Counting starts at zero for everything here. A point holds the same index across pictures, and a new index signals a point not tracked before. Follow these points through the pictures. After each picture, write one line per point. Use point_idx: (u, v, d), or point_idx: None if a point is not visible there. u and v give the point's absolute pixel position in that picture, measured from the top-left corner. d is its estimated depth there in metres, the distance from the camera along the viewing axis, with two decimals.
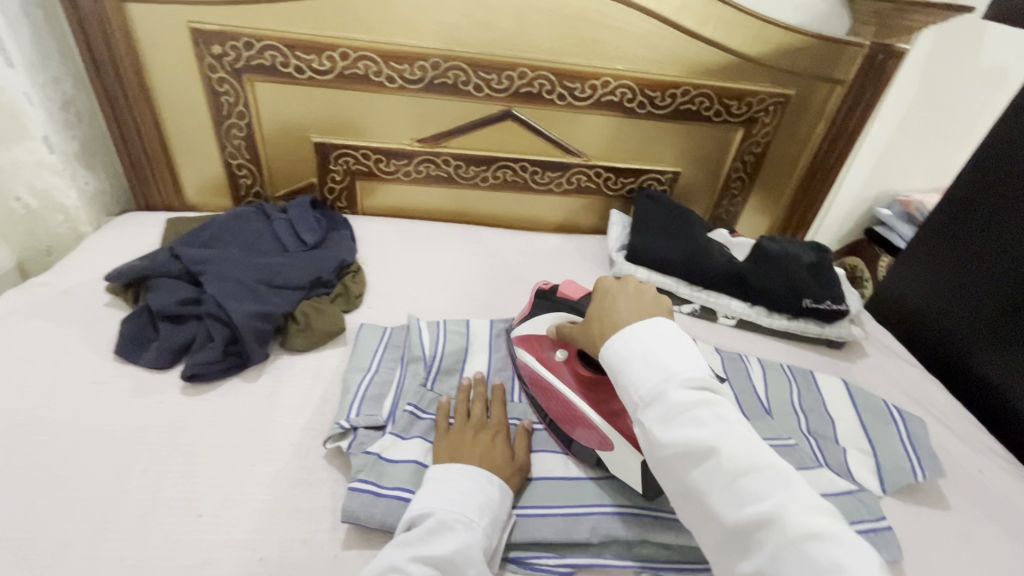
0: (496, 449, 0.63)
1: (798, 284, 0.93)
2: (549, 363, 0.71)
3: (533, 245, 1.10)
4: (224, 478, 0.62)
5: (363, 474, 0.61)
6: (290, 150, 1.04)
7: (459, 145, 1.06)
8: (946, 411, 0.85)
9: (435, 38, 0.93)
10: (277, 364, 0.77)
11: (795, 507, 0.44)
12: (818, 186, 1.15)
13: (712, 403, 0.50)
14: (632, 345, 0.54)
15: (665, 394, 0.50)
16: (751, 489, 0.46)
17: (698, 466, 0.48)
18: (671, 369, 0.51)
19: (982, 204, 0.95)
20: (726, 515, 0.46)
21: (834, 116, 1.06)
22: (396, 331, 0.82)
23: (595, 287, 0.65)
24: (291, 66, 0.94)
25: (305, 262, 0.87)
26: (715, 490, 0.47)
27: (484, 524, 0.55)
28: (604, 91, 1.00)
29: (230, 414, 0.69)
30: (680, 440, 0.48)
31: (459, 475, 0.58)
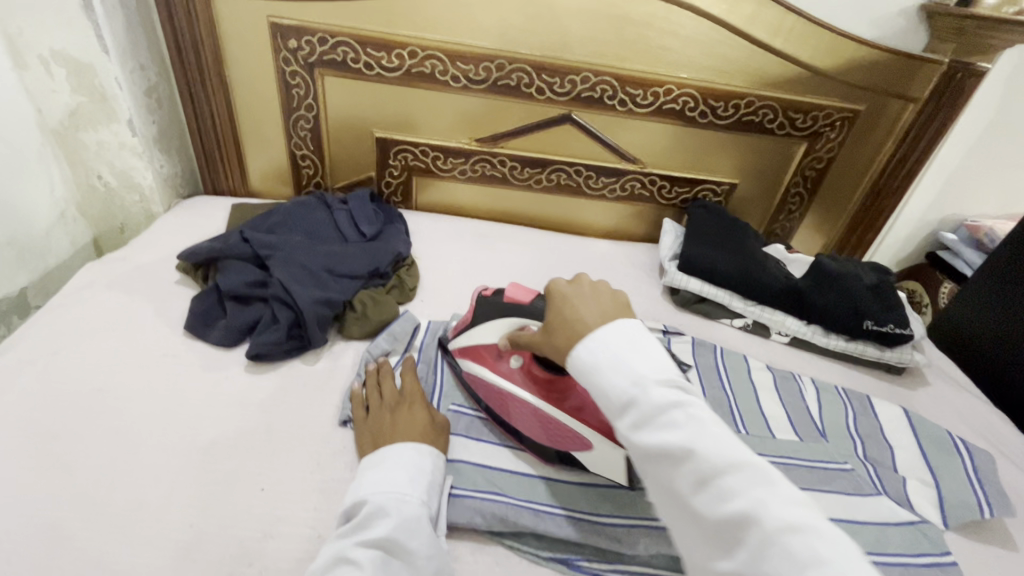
0: (415, 419, 0.64)
1: (860, 304, 0.90)
2: (504, 373, 0.69)
3: (582, 250, 1.10)
4: (285, 456, 0.64)
5: None
6: (352, 144, 1.07)
7: (516, 146, 1.07)
8: (1015, 450, 0.80)
9: (503, 40, 0.94)
10: (334, 350, 0.79)
11: (777, 505, 0.39)
12: (880, 206, 1.11)
13: (682, 402, 0.44)
14: (603, 350, 0.49)
15: (638, 397, 0.45)
16: (732, 488, 0.40)
17: (676, 472, 0.42)
18: (640, 370, 0.46)
19: None
20: (710, 518, 0.40)
21: (904, 134, 1.03)
22: (403, 322, 0.82)
23: (549, 291, 0.57)
24: (361, 62, 0.97)
25: (364, 252, 0.90)
26: (694, 493, 0.41)
27: (421, 496, 0.56)
28: (666, 99, 1.00)
29: (291, 394, 0.71)
30: (655, 443, 0.43)
31: (384, 455, 0.59)
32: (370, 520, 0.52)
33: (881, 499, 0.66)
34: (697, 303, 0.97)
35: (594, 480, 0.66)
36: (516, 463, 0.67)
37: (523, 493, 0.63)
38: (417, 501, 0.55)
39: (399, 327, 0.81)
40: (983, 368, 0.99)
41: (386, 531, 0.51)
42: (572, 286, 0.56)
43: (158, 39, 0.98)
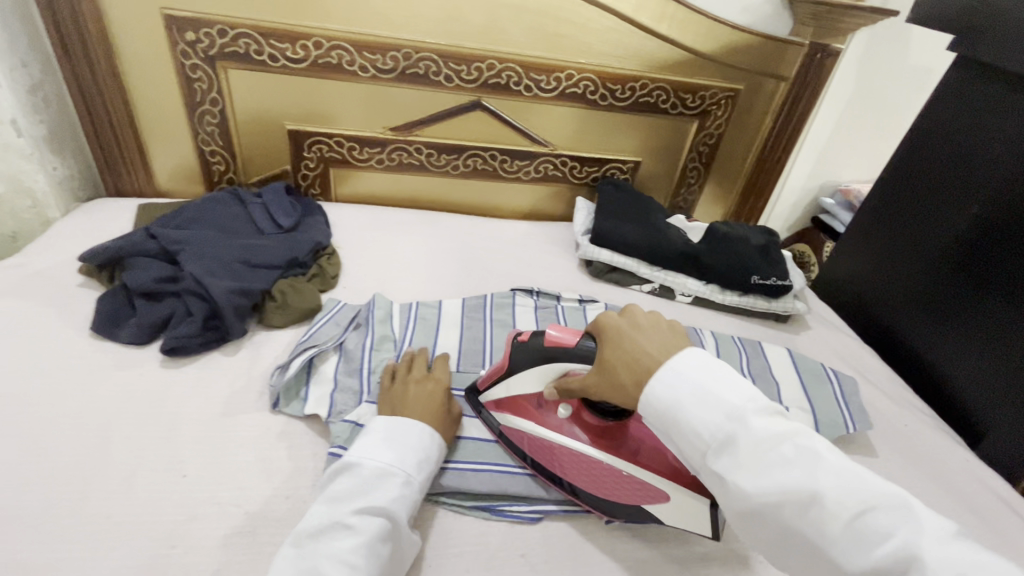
0: (435, 401, 0.67)
1: (747, 262, 1.01)
2: (554, 426, 0.66)
3: (501, 231, 1.15)
4: (207, 443, 0.64)
5: (341, 441, 0.65)
6: (263, 138, 1.06)
7: (430, 133, 1.10)
8: (878, 375, 0.94)
9: (407, 29, 0.97)
10: (255, 339, 0.80)
11: (923, 538, 0.43)
12: (765, 174, 1.23)
13: (790, 438, 0.49)
14: (680, 384, 0.53)
15: (737, 435, 0.49)
16: (874, 528, 0.44)
17: (805, 514, 0.46)
18: (729, 405, 0.51)
19: (911, 186, 1.01)
20: (849, 564, 0.44)
21: (779, 109, 1.15)
22: (344, 310, 0.83)
23: (602, 327, 0.62)
24: (265, 54, 0.97)
25: (280, 243, 0.90)
26: (835, 539, 0.45)
27: (417, 471, 0.59)
28: (568, 83, 1.06)
29: (211, 385, 0.72)
30: (770, 486, 0.47)
31: (399, 426, 0.62)
32: (369, 490, 0.55)
33: None
34: (609, 272, 1.05)
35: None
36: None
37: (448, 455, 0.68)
38: (413, 476, 0.58)
39: (342, 313, 0.82)
40: (858, 311, 1.12)
41: (381, 506, 0.54)
42: (625, 319, 0.62)
43: (41, 33, 0.93)
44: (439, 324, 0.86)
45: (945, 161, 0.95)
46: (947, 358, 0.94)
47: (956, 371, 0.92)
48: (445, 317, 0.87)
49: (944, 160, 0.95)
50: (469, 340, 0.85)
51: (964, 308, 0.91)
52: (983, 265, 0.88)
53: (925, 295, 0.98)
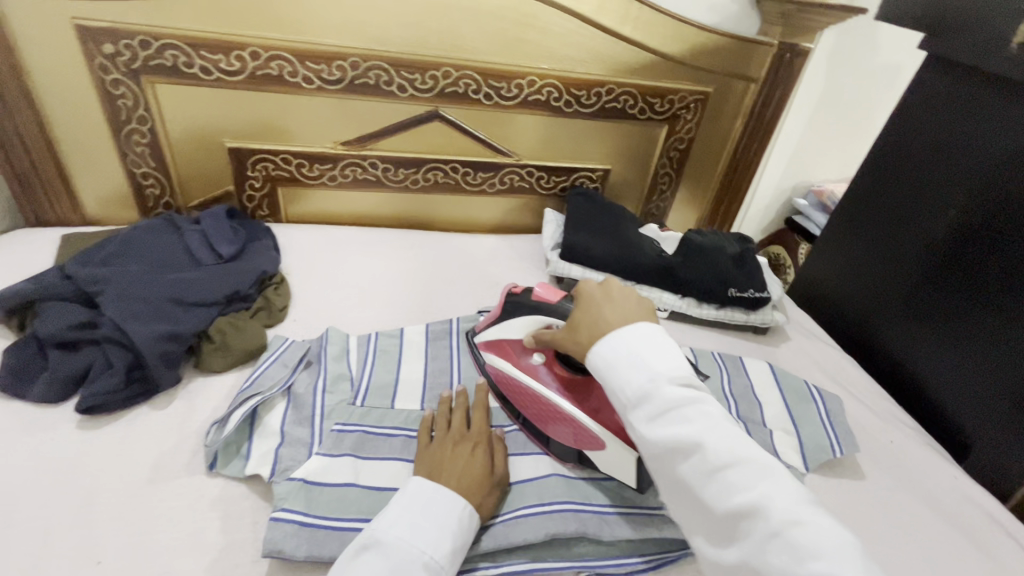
0: (476, 464, 0.62)
1: (724, 273, 0.96)
2: (525, 368, 0.72)
3: (467, 247, 1.08)
4: (130, 520, 0.56)
5: (287, 504, 0.58)
6: (201, 158, 0.97)
7: (386, 147, 1.02)
8: (860, 388, 0.90)
9: (353, 36, 0.90)
10: (191, 387, 0.72)
11: (780, 497, 0.47)
12: (738, 178, 1.20)
13: (701, 405, 0.53)
14: (620, 349, 0.58)
15: (652, 392, 0.55)
16: (735, 479, 0.49)
17: (688, 461, 0.51)
18: (654, 368, 0.56)
19: (884, 187, 0.99)
20: (717, 508, 0.49)
21: (750, 111, 1.11)
22: (291, 348, 0.75)
23: (579, 291, 0.68)
24: (196, 67, 0.88)
25: (220, 275, 0.81)
26: (702, 483, 0.50)
27: (449, 553, 0.53)
28: (531, 90, 1.00)
29: (136, 446, 0.63)
30: (664, 433, 0.52)
31: (433, 499, 0.56)
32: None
33: None
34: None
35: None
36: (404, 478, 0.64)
37: None
38: (444, 560, 0.53)
39: (288, 353, 0.74)
40: (835, 316, 1.10)
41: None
42: (601, 289, 0.67)
43: None
44: (400, 357, 0.79)
45: (918, 161, 0.93)
46: (925, 365, 0.91)
47: (934, 378, 0.90)
48: (407, 349, 0.81)
49: (917, 160, 0.93)
50: (434, 374, 0.78)
51: (942, 314, 0.88)
52: (960, 271, 0.86)
53: (902, 300, 0.95)
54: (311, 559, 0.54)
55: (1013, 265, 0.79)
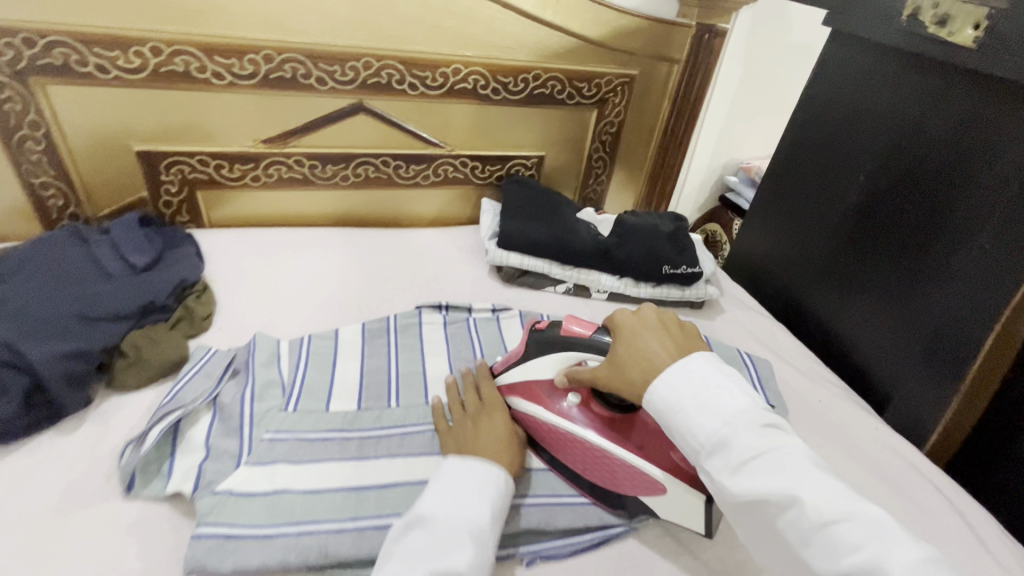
0: (500, 432, 0.66)
1: (657, 251, 0.99)
2: (560, 412, 0.68)
3: (404, 241, 1.06)
4: (35, 554, 0.52)
5: (211, 518, 0.56)
6: (108, 163, 0.91)
7: (311, 143, 0.98)
8: (791, 353, 0.95)
9: (264, 28, 0.86)
10: (105, 407, 0.67)
11: (891, 554, 0.44)
12: (670, 158, 1.23)
13: (788, 451, 0.50)
14: (682, 392, 0.55)
15: (728, 438, 0.52)
16: (847, 540, 0.45)
17: (783, 516, 0.48)
18: (727, 411, 0.53)
19: (808, 159, 1.02)
20: (822, 569, 0.46)
21: (676, 92, 1.14)
22: (215, 358, 0.73)
23: (613, 324, 0.64)
24: (91, 65, 0.82)
25: (133, 286, 0.76)
26: (806, 541, 0.47)
27: (490, 521, 0.56)
28: (456, 79, 0.99)
29: (42, 476, 0.59)
30: (753, 487, 0.49)
31: (473, 467, 0.59)
32: (448, 543, 0.52)
33: None
34: (521, 275, 1.00)
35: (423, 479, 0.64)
36: (339, 481, 0.62)
37: (347, 512, 0.59)
38: (487, 527, 0.55)
39: (212, 363, 0.71)
40: (769, 287, 1.14)
41: (465, 557, 0.51)
42: (637, 319, 0.64)
43: None
44: (336, 358, 0.78)
45: (836, 132, 0.96)
46: (853, 325, 0.95)
47: (859, 338, 0.94)
48: (343, 349, 0.79)
49: (836, 132, 0.96)
50: (370, 373, 0.76)
51: (862, 276, 0.93)
52: (877, 233, 0.90)
53: (826, 266, 1.00)
54: (238, 571, 0.53)
55: (920, 223, 0.84)
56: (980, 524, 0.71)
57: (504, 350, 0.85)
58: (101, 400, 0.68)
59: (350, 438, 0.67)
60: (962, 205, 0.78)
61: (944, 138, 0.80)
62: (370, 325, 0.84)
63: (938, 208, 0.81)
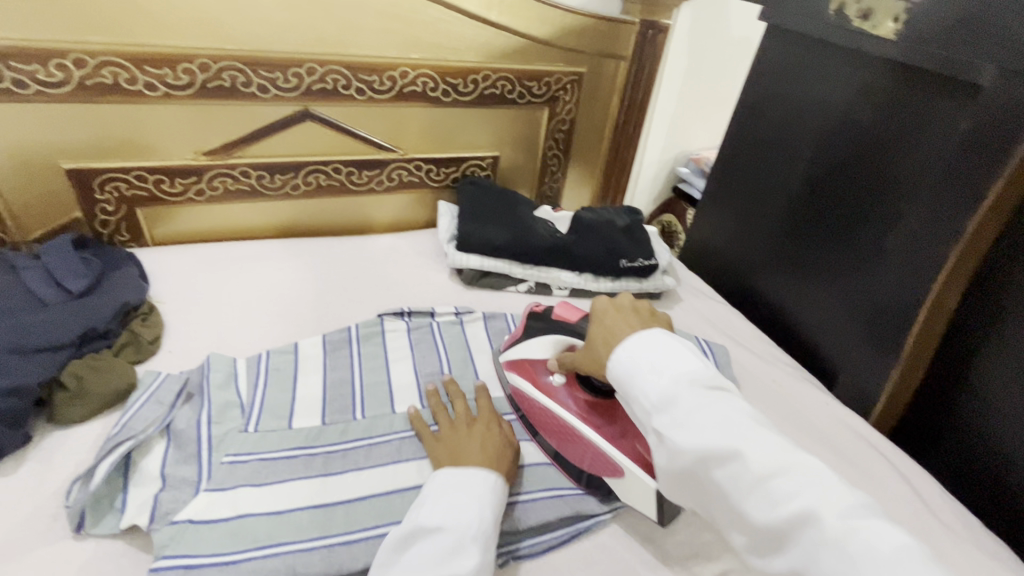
0: (492, 437, 0.71)
1: (614, 246, 1.05)
2: (547, 390, 0.82)
3: (358, 248, 1.08)
4: None
5: (169, 550, 0.57)
6: (34, 182, 0.89)
7: (256, 154, 1.01)
8: (742, 333, 1.00)
9: (200, 37, 0.89)
10: (47, 445, 0.65)
11: (820, 504, 0.54)
12: (628, 155, 1.32)
13: (726, 411, 0.62)
14: (637, 361, 0.69)
15: (677, 394, 0.64)
16: (783, 490, 0.56)
17: (721, 468, 0.60)
18: (675, 371, 0.66)
19: (742, 164, 1.22)
20: (756, 517, 0.57)
21: (624, 89, 1.22)
22: (166, 383, 0.71)
23: (593, 309, 0.78)
24: (9, 79, 0.81)
25: (65, 312, 0.74)
26: (746, 495, 0.57)
27: (489, 521, 0.61)
28: (404, 81, 1.04)
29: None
30: (694, 442, 0.60)
31: (457, 477, 0.64)
32: (448, 547, 0.56)
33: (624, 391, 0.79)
34: (484, 277, 1.04)
35: (391, 490, 0.67)
36: (306, 500, 0.64)
37: (314, 532, 0.61)
38: (486, 525, 0.60)
39: (161, 390, 0.70)
40: (731, 277, 1.29)
41: (461, 560, 0.56)
42: (612, 306, 0.78)
43: None
44: (298, 376, 0.79)
45: (776, 142, 1.14)
46: (808, 302, 1.11)
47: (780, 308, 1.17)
48: (305, 365, 0.81)
49: (775, 141, 1.14)
50: (333, 386, 0.79)
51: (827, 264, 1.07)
52: (819, 222, 1.07)
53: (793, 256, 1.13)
54: None
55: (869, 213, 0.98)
56: (929, 496, 0.79)
57: (464, 353, 0.89)
58: (43, 436, 0.67)
59: (315, 454, 0.69)
60: (893, 198, 0.94)
61: (878, 125, 0.96)
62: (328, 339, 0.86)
63: (879, 196, 0.96)
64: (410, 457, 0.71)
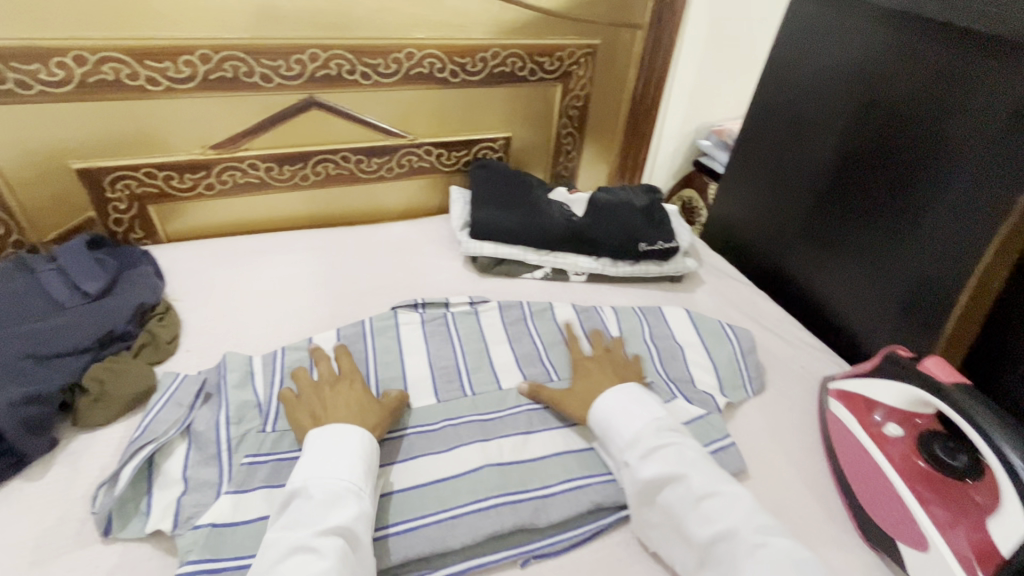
0: (355, 395, 0.70)
1: (631, 229, 1.01)
2: (876, 434, 0.71)
3: (502, 250, 1.01)
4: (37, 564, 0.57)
5: (191, 555, 0.57)
6: (229, 213, 1.05)
7: (433, 132, 1.10)
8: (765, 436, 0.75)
9: (403, 30, 0.97)
10: (73, 446, 0.69)
11: (745, 526, 0.58)
12: (917, 187, 0.80)
13: (683, 447, 0.66)
14: (614, 403, 0.72)
15: (647, 436, 0.67)
16: (709, 507, 0.60)
17: (669, 489, 0.62)
18: (646, 419, 0.69)
19: None
20: (695, 532, 0.59)
21: (936, 78, 0.77)
22: (184, 386, 0.73)
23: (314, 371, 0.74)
24: (257, 75, 0.92)
25: (85, 317, 0.77)
26: (685, 511, 0.60)
27: (357, 475, 0.60)
28: (569, 62, 1.11)
29: (66, 490, 0.64)
30: (656, 469, 0.63)
31: (338, 438, 0.63)
32: (323, 515, 0.56)
33: (676, 403, 0.78)
34: (499, 265, 1.02)
35: (399, 525, 0.62)
36: None
37: None
38: (357, 479, 0.60)
39: (182, 390, 0.73)
40: None
41: (334, 542, 0.53)
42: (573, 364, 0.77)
43: None
44: None
45: None
46: None
47: None
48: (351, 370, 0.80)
49: None
50: None
51: None
52: None
53: None
54: None
55: None
56: None
57: (499, 411, 0.76)
58: (68, 440, 0.70)
59: None
60: None
61: None
62: (403, 337, 0.87)
63: None
64: (421, 501, 0.64)
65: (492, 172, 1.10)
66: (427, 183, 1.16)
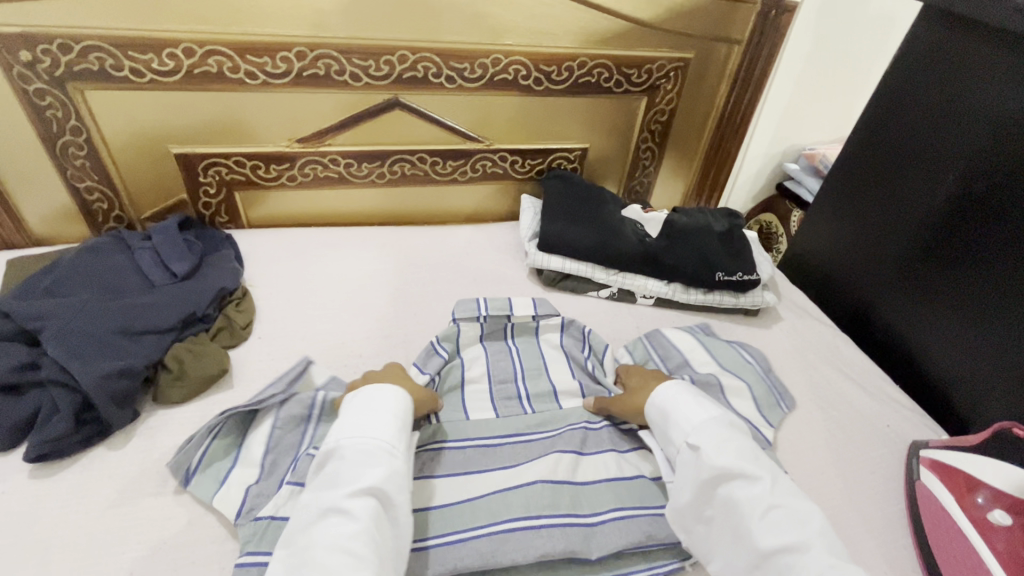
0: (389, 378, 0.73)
1: (707, 256, 0.97)
2: (979, 520, 0.65)
3: (569, 265, 0.99)
4: (111, 531, 0.61)
5: (249, 546, 0.58)
6: (307, 204, 1.08)
7: (510, 140, 1.09)
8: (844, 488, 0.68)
9: (492, 35, 0.96)
10: (151, 420, 0.72)
11: (816, 544, 0.55)
12: None
13: (755, 449, 0.64)
14: (680, 396, 0.71)
15: (717, 429, 0.65)
16: (779, 516, 0.57)
17: (733, 487, 0.60)
18: (716, 414, 0.68)
19: None
20: (760, 539, 0.56)
21: None
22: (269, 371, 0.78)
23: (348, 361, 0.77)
24: (347, 74, 0.94)
25: (172, 297, 0.82)
26: (752, 512, 0.58)
27: (393, 437, 0.61)
28: (660, 75, 1.07)
29: (142, 461, 0.68)
30: (726, 462, 0.62)
31: (382, 400, 0.65)
32: (357, 474, 0.57)
33: None
34: (563, 279, 1.00)
35: (449, 536, 0.61)
36: None
37: None
38: (393, 441, 0.61)
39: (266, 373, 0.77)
40: None
41: (368, 504, 0.55)
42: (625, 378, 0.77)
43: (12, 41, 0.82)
44: None
45: None
46: None
47: None
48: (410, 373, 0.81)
49: None
50: None
51: None
52: None
53: None
54: None
55: None
56: None
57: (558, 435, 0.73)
58: (148, 413, 0.74)
59: None
60: None
61: None
62: None
63: None
64: (472, 514, 0.63)
65: (568, 183, 1.08)
66: (498, 188, 1.16)
